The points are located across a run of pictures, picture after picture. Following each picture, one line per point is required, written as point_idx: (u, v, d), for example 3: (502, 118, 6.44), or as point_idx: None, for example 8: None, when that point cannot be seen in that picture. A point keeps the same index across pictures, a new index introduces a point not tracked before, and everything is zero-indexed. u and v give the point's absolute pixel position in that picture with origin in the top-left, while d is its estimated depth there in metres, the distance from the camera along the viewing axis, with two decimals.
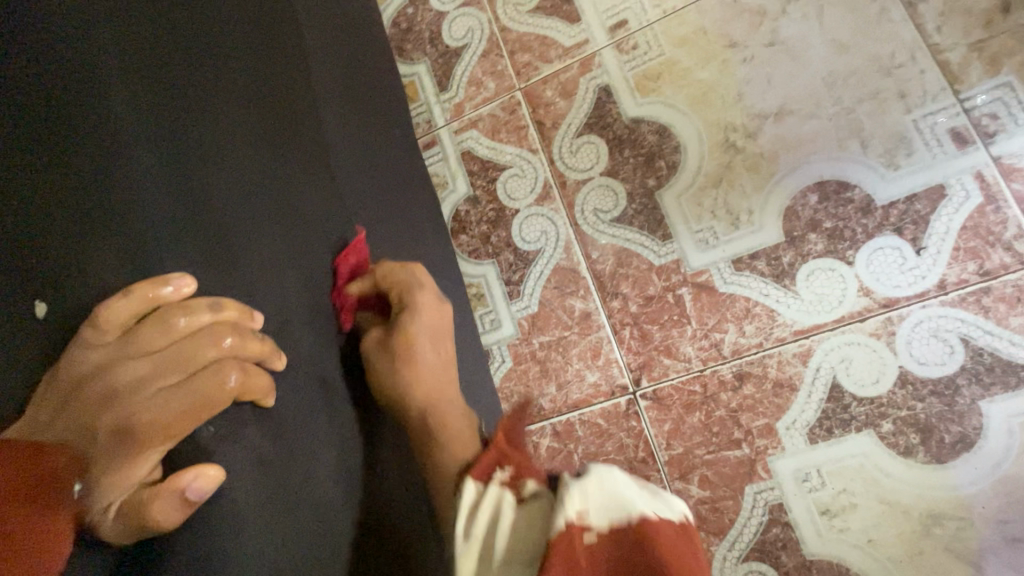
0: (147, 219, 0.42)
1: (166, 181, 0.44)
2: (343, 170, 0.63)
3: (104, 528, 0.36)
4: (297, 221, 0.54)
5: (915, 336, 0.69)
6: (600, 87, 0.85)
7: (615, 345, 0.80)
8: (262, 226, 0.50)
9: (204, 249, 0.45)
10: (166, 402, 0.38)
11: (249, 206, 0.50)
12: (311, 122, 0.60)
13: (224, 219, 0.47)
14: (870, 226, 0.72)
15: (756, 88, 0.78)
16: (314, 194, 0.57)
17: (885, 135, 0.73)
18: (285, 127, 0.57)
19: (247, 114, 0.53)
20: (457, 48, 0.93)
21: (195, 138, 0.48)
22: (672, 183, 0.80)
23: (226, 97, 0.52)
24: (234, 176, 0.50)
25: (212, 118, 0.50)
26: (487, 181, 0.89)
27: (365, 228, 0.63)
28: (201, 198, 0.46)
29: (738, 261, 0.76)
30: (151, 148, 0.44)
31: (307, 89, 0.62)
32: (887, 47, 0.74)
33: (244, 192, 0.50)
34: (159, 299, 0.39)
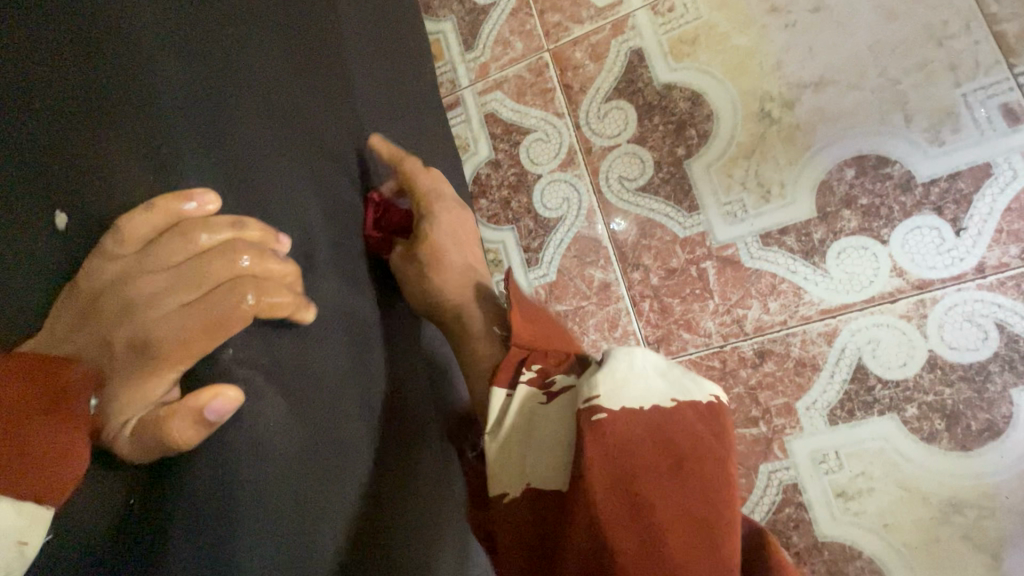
0: (165, 125, 0.37)
1: (184, 87, 0.39)
2: (367, 107, 0.57)
3: (120, 446, 0.32)
4: (319, 154, 0.48)
5: (947, 320, 0.67)
6: (632, 51, 0.82)
7: (634, 317, 0.79)
8: (282, 155, 0.45)
9: (223, 170, 0.39)
10: (184, 325, 0.33)
11: (271, 129, 0.44)
12: (335, 47, 0.55)
13: (253, 147, 0.42)
14: (908, 205, 0.69)
15: (796, 55, 0.75)
16: (337, 126, 0.51)
17: (930, 110, 0.69)
18: (308, 46, 0.51)
19: (269, 26, 0.47)
20: (484, 6, 0.90)
21: (220, 51, 0.42)
22: (703, 153, 0.77)
23: (248, 9, 0.46)
24: (258, 94, 0.44)
25: (235, 24, 0.44)
26: (510, 145, 0.87)
27: (384, 172, 0.57)
28: (220, 111, 0.40)
29: (767, 236, 0.74)
30: (172, 46, 0.39)
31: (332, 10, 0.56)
32: (940, 16, 0.70)
33: (265, 112, 0.44)
34: (184, 214, 0.35)
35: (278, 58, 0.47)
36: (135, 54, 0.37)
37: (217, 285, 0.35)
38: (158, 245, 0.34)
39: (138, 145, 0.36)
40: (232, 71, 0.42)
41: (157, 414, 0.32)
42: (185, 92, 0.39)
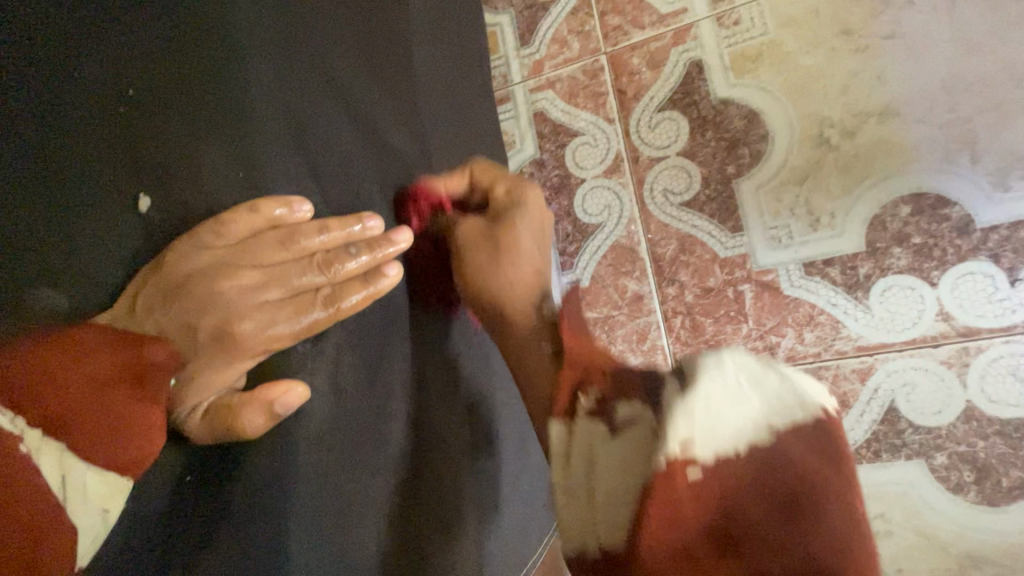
0: (260, 135, 0.45)
1: (270, 99, 0.46)
2: (432, 95, 0.62)
3: (190, 425, 0.39)
4: (388, 143, 0.56)
5: (990, 372, 0.65)
6: (692, 61, 0.80)
7: (664, 332, 0.78)
8: (353, 146, 0.52)
9: (306, 168, 0.48)
10: (269, 317, 0.40)
11: (345, 124, 0.52)
12: (404, 41, 0.59)
13: (324, 137, 0.50)
14: (963, 248, 0.67)
15: (863, 82, 0.72)
16: (404, 118, 0.58)
17: (999, 153, 0.67)
18: (381, 42, 0.57)
19: (348, 31, 0.54)
20: (545, 2, 0.88)
21: (300, 55, 0.49)
22: (753, 174, 0.76)
23: (327, 15, 0.52)
24: (337, 95, 0.52)
25: (315, 34, 0.51)
26: (556, 146, 0.86)
27: (447, 153, 0.63)
28: (301, 115, 0.48)
29: (810, 265, 0.73)
30: (261, 62, 0.46)
31: (407, 5, 0.60)
32: (1023, 55, 0.67)
33: (342, 109, 0.52)
34: (274, 219, 0.41)
35: (352, 58, 0.54)
36: (233, 57, 0.44)
37: (303, 282, 0.42)
38: (245, 245, 0.40)
39: (223, 141, 0.43)
40: (310, 73, 0.50)
41: (231, 400, 0.39)
42: (270, 89, 0.46)
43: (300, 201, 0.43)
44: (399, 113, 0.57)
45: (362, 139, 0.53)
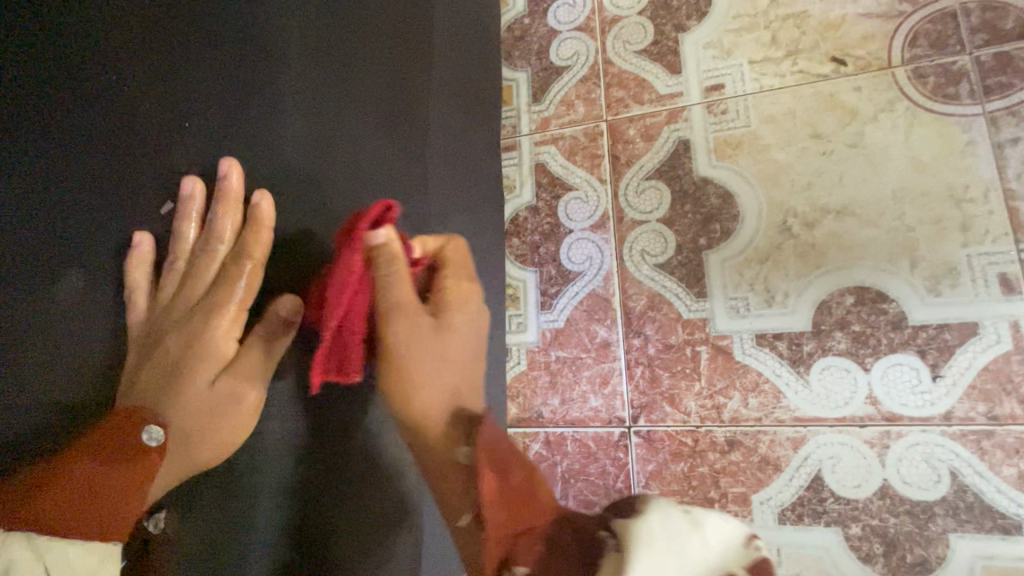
0: (280, 163, 0.66)
1: (290, 139, 0.67)
2: (434, 152, 0.82)
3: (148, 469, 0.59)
4: (377, 177, 0.75)
5: (907, 455, 0.72)
6: (680, 140, 0.89)
7: (624, 379, 0.85)
8: (349, 180, 0.72)
9: (296, 190, 0.68)
10: (220, 302, 0.62)
11: (350, 163, 0.72)
12: (420, 111, 0.80)
13: (331, 171, 0.70)
14: (895, 341, 0.75)
15: (826, 182, 0.81)
16: (400, 165, 0.77)
17: (935, 262, 0.75)
18: (398, 106, 0.78)
19: (375, 100, 0.75)
20: (560, 67, 0.98)
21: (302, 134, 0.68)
22: (720, 247, 0.84)
23: (364, 89, 0.74)
24: (357, 145, 0.73)
25: (342, 97, 0.72)
26: (551, 196, 0.95)
27: (436, 192, 0.82)
28: (326, 158, 0.70)
29: (762, 337, 0.80)
30: (300, 121, 0.68)
31: (428, 82, 0.82)
32: (962, 180, 0.76)
33: (360, 155, 0.73)
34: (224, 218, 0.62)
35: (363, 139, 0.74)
36: (270, 132, 0.66)
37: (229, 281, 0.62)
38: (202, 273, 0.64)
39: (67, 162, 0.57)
40: (333, 124, 0.71)
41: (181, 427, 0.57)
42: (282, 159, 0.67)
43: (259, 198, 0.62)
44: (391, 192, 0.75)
45: (331, 192, 0.70)
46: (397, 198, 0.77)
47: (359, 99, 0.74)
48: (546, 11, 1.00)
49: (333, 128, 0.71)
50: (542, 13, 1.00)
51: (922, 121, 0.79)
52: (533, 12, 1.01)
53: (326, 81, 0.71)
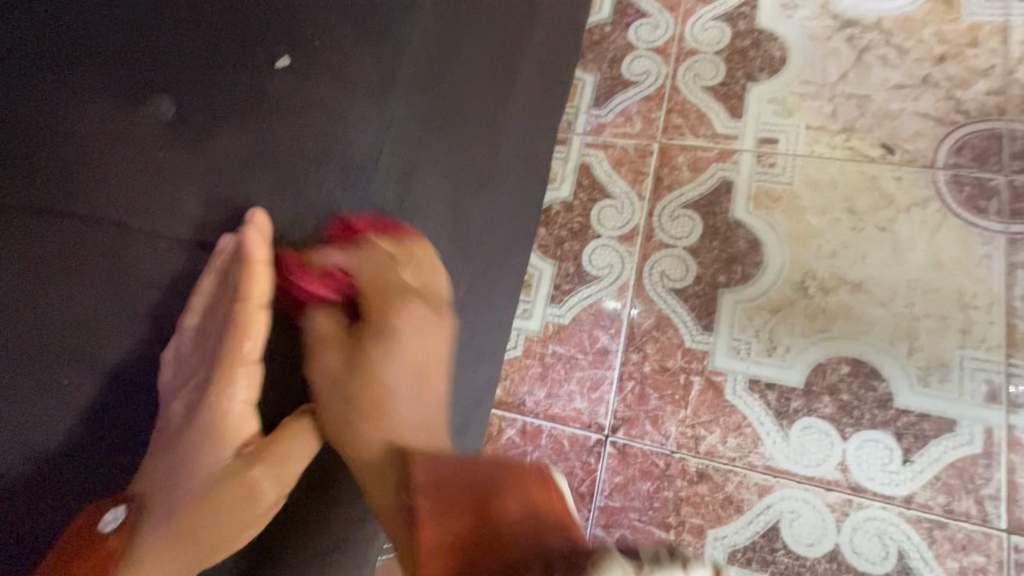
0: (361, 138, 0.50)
1: (368, 81, 0.50)
2: (517, 128, 0.68)
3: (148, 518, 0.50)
4: (442, 129, 0.54)
5: (862, 527, 0.75)
6: (724, 179, 0.92)
7: (614, 389, 0.86)
8: (417, 142, 0.52)
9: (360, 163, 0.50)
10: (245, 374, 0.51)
11: (440, 109, 0.53)
12: (517, 75, 0.64)
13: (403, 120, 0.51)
14: (877, 417, 0.78)
15: (849, 255, 0.85)
16: (484, 132, 0.59)
17: (931, 355, 0.79)
18: (499, 58, 0.60)
19: (467, 34, 0.55)
20: (628, 80, 1.00)
21: (419, 44, 0.51)
22: (736, 289, 0.87)
23: (460, 22, 0.54)
24: (434, 81, 0.53)
25: (435, 35, 0.52)
26: (589, 198, 0.96)
27: (506, 169, 0.67)
28: (421, 99, 0.52)
29: (754, 382, 0.82)
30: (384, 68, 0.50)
31: (527, 46, 0.66)
32: (973, 287, 0.81)
33: (443, 102, 0.54)
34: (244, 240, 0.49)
35: (467, 69, 0.55)
36: (389, 34, 0.51)
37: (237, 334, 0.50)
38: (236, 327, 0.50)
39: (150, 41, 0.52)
40: (425, 75, 0.52)
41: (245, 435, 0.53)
42: (334, 23, 0.52)
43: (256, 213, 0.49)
44: (441, 159, 0.54)
45: (415, 149, 0.52)
46: (460, 149, 0.56)
47: (470, 23, 0.55)
48: (629, 25, 1.03)
49: (421, 78, 0.51)
50: (624, 26, 1.03)
51: (949, 224, 0.84)
52: (616, 23, 1.03)
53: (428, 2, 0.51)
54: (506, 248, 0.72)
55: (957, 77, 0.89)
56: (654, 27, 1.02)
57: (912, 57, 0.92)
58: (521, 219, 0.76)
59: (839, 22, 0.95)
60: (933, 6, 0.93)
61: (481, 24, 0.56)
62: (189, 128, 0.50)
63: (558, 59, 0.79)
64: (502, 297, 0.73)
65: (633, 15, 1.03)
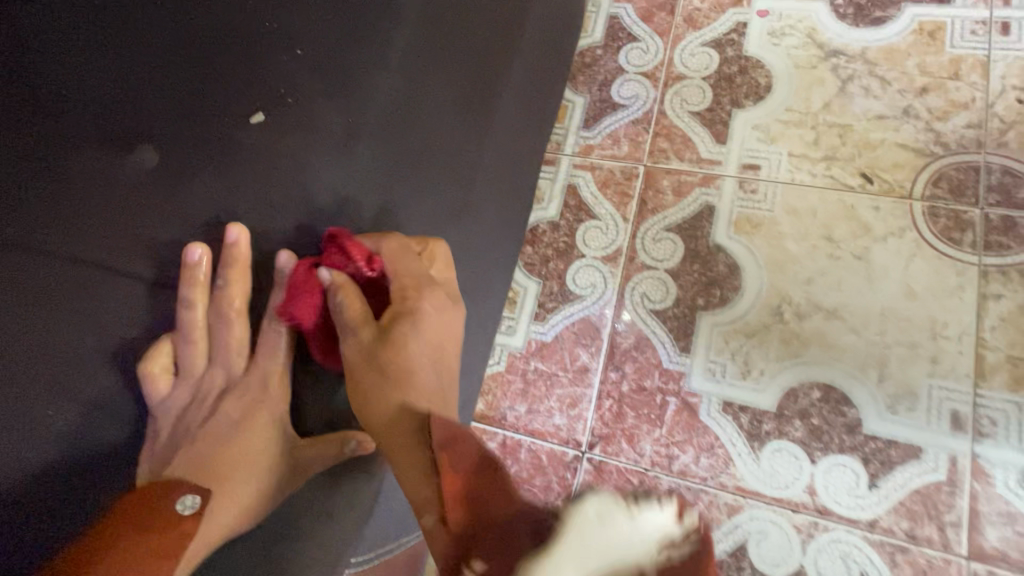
0: (331, 174, 0.56)
1: (338, 120, 0.56)
2: (493, 153, 0.71)
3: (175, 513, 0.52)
4: (421, 170, 0.61)
5: (827, 549, 0.77)
6: (707, 204, 0.94)
7: (592, 407, 0.89)
8: (386, 178, 0.59)
9: (337, 196, 0.57)
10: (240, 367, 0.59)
11: (416, 152, 0.60)
12: (489, 104, 0.68)
13: (372, 160, 0.58)
14: (845, 442, 0.80)
15: (824, 283, 0.87)
16: (452, 160, 0.64)
17: (900, 383, 0.81)
18: (465, 92, 0.64)
19: (441, 84, 0.62)
20: (617, 103, 1.03)
21: (384, 96, 0.58)
22: (714, 312, 0.89)
23: (434, 71, 0.61)
24: (412, 126, 0.60)
25: (416, 93, 0.60)
26: (575, 218, 0.98)
27: (483, 194, 0.71)
28: (398, 146, 0.59)
29: (728, 404, 0.85)
30: (346, 108, 0.56)
31: (501, 77, 0.69)
32: (944, 317, 0.83)
33: (414, 142, 0.60)
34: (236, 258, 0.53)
35: (430, 124, 0.61)
36: (361, 81, 0.56)
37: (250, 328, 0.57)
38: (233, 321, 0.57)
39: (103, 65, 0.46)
40: (400, 124, 0.59)
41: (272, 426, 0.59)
42: (308, 72, 0.54)
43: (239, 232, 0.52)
44: (422, 199, 0.62)
45: (388, 186, 0.59)
46: (437, 183, 0.63)
47: (436, 68, 0.61)
48: (620, 49, 1.05)
49: (395, 126, 0.59)
50: (615, 50, 1.05)
51: (923, 254, 0.86)
52: (608, 46, 1.06)
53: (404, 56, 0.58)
54: (488, 269, 0.76)
55: (938, 109, 0.91)
56: (644, 52, 1.04)
57: (895, 88, 0.94)
58: (499, 238, 0.78)
59: (825, 51, 0.97)
60: (917, 37, 0.95)
61: (438, 84, 0.61)
62: (173, 171, 0.49)
63: (540, 84, 0.80)
64: (485, 318, 0.78)
65: (624, 39, 1.05)
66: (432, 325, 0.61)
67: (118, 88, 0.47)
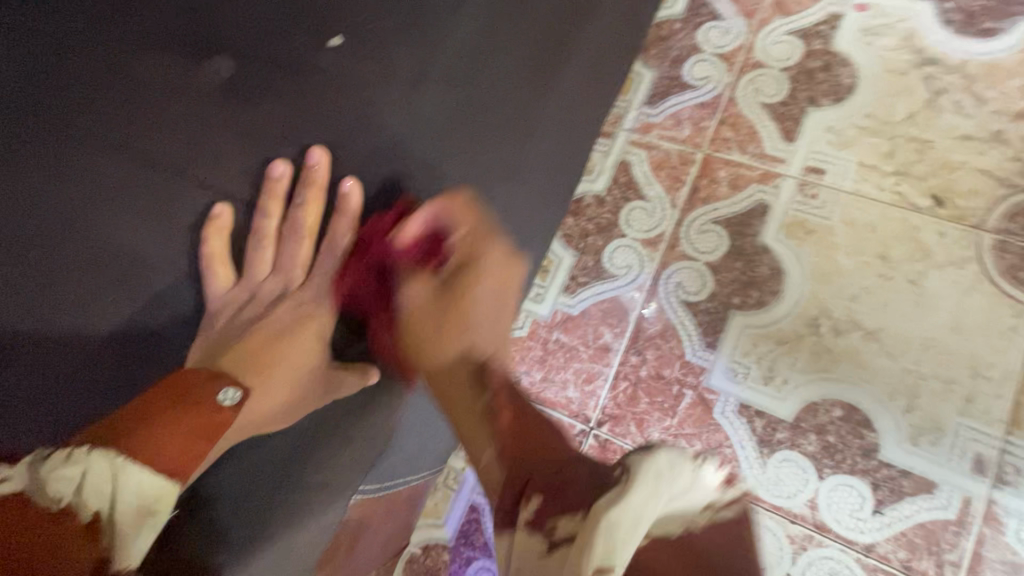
0: (393, 114, 0.56)
1: (408, 62, 0.56)
2: (552, 116, 0.69)
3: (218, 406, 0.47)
4: (480, 123, 0.61)
5: (817, 564, 0.78)
6: (761, 202, 0.91)
7: (607, 386, 0.89)
8: (444, 125, 0.58)
9: (396, 135, 0.56)
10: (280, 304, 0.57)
11: (477, 102, 0.60)
12: (557, 66, 0.67)
13: (435, 105, 0.57)
14: (858, 465, 0.79)
15: (869, 302, 0.84)
16: (512, 115, 0.63)
17: (928, 415, 0.79)
18: (537, 50, 0.63)
19: (513, 40, 0.61)
20: (686, 83, 0.98)
21: (455, 46, 0.57)
22: (748, 313, 0.87)
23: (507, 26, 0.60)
24: (477, 76, 0.59)
25: (485, 46, 0.59)
26: (622, 196, 0.96)
27: (536, 158, 0.69)
28: (461, 96, 0.59)
29: (744, 407, 0.84)
30: (420, 51, 0.56)
31: (574, 39, 0.68)
32: (990, 357, 0.79)
33: (476, 93, 0.59)
34: (312, 179, 0.54)
35: (498, 69, 0.60)
36: (436, 29, 0.57)
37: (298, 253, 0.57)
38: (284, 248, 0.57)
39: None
40: (467, 72, 0.58)
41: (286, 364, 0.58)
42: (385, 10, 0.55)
43: (318, 152, 0.53)
44: (477, 152, 0.61)
45: (445, 133, 0.59)
46: (496, 140, 0.62)
47: (512, 24, 0.60)
48: (699, 26, 1.00)
49: (462, 74, 0.58)
50: (694, 26, 1.00)
51: (982, 288, 0.81)
52: (687, 21, 1.01)
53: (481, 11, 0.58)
54: (527, 236, 0.75)
55: None
56: (724, 32, 0.99)
57: (990, 108, 0.87)
58: (544, 205, 0.77)
59: (920, 58, 0.91)
60: None
61: (509, 42, 0.61)
62: (242, 87, 0.51)
63: (613, 53, 0.79)
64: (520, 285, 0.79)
65: (705, 16, 1.00)
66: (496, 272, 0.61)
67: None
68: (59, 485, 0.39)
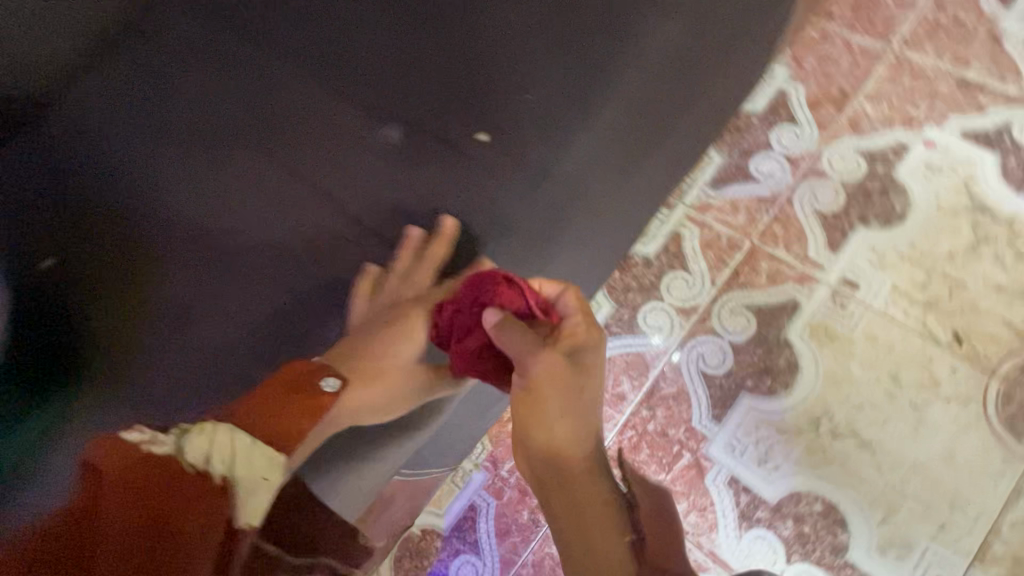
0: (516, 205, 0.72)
1: (540, 164, 0.71)
2: (637, 202, 0.81)
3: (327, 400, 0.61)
4: (584, 211, 0.74)
5: None
6: (793, 300, 0.99)
7: (614, 430, 0.98)
8: (558, 214, 0.72)
9: (517, 221, 0.72)
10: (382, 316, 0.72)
11: (585, 197, 0.73)
12: (651, 163, 0.78)
13: (553, 199, 0.72)
14: (825, 558, 0.87)
15: (871, 415, 0.91)
16: (607, 206, 0.76)
17: (899, 531, 0.86)
18: (637, 153, 0.75)
19: (622, 148, 0.74)
20: (750, 175, 1.07)
21: (575, 153, 0.72)
22: (757, 396, 0.95)
23: (618, 136, 0.73)
24: (590, 176, 0.73)
25: (600, 153, 0.72)
26: (668, 263, 1.05)
27: (615, 237, 0.81)
28: (574, 192, 0.72)
29: (734, 481, 0.92)
30: (553, 157, 0.72)
31: (666, 140, 0.78)
32: (969, 493, 0.86)
33: (585, 190, 0.73)
34: (440, 233, 0.73)
35: (605, 172, 0.74)
36: (564, 138, 0.71)
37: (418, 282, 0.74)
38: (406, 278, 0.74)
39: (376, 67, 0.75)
40: (580, 174, 0.72)
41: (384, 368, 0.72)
42: (521, 109, 0.73)
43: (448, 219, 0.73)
44: (576, 234, 0.75)
45: (557, 220, 0.73)
46: (590, 224, 0.75)
47: (622, 138, 0.73)
48: (774, 125, 1.08)
49: (578, 174, 0.72)
50: (769, 124, 1.08)
51: (978, 429, 0.88)
52: (764, 118, 1.09)
53: (603, 128, 0.72)
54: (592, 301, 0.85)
55: None
56: (796, 137, 1.07)
57: None
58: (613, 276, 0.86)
59: (973, 204, 0.98)
60: None
61: (617, 150, 0.73)
62: (403, 152, 0.75)
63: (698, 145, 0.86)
64: None
65: (781, 118, 1.08)
66: (563, 373, 0.64)
67: (388, 83, 0.75)
68: (195, 453, 0.51)
